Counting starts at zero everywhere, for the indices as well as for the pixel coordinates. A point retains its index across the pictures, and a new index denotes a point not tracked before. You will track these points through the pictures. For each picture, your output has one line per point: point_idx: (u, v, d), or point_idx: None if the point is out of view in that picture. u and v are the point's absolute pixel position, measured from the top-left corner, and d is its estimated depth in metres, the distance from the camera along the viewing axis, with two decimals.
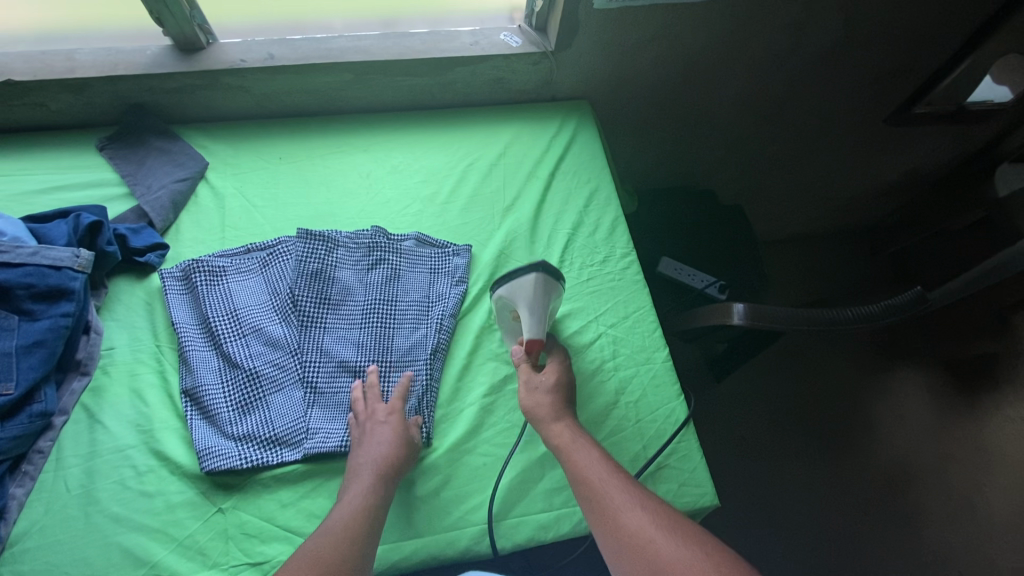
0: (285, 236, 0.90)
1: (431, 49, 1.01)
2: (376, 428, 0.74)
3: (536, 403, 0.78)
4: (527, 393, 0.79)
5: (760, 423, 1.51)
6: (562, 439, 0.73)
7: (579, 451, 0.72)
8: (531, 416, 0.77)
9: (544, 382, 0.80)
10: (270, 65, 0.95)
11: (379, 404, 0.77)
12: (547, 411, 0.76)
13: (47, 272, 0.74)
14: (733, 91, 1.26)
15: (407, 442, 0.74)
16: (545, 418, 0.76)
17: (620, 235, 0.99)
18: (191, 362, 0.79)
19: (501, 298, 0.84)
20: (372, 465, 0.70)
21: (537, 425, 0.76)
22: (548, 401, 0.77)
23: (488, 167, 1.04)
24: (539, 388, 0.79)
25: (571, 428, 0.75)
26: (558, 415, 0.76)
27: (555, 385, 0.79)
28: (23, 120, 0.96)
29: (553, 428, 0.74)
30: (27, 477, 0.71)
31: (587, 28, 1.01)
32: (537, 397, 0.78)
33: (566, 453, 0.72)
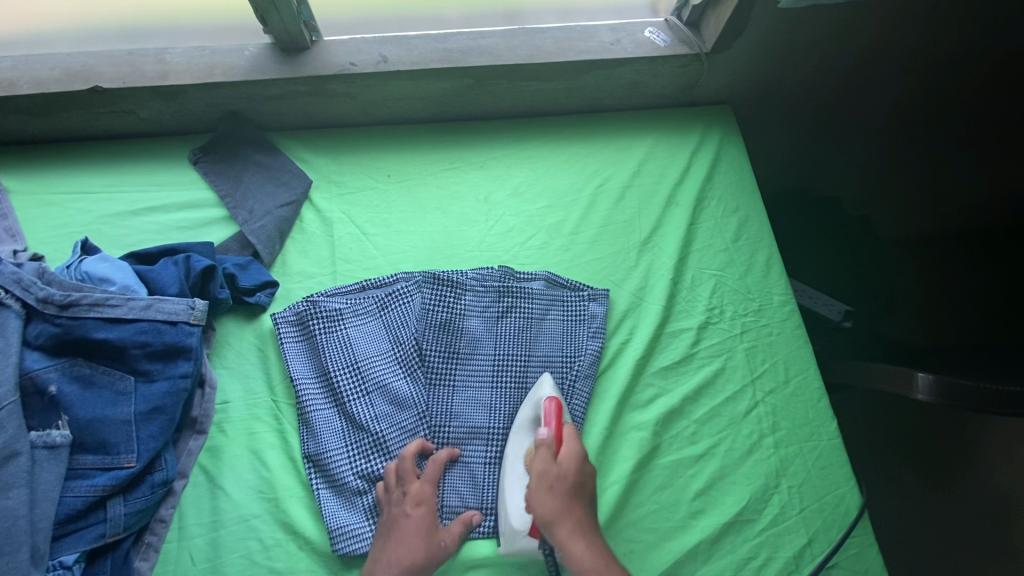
0: (403, 274, 0.80)
1: (567, 50, 0.86)
2: (400, 521, 0.65)
3: (551, 508, 0.62)
4: (538, 494, 0.63)
5: (892, 438, 1.07)
6: (586, 566, 0.59)
7: (594, 563, 0.60)
8: (549, 529, 0.61)
9: (562, 481, 0.63)
10: (384, 70, 0.82)
11: (411, 485, 0.67)
12: (564, 526, 0.61)
13: (162, 328, 0.67)
14: (897, 95, 1.06)
15: (439, 542, 0.65)
16: (563, 535, 0.61)
17: (777, 277, 0.85)
18: (314, 424, 0.71)
19: (517, 418, 0.72)
20: (391, 566, 0.62)
21: (556, 539, 0.61)
22: (567, 510, 0.62)
23: (621, 189, 0.89)
24: (553, 487, 0.63)
25: (596, 549, 0.61)
26: (580, 528, 0.61)
27: (573, 485, 0.63)
28: (110, 128, 0.86)
29: (574, 551, 0.60)
30: (151, 549, 0.64)
31: (753, 30, 0.85)
32: (552, 505, 0.62)
33: (578, 567, 0.60)
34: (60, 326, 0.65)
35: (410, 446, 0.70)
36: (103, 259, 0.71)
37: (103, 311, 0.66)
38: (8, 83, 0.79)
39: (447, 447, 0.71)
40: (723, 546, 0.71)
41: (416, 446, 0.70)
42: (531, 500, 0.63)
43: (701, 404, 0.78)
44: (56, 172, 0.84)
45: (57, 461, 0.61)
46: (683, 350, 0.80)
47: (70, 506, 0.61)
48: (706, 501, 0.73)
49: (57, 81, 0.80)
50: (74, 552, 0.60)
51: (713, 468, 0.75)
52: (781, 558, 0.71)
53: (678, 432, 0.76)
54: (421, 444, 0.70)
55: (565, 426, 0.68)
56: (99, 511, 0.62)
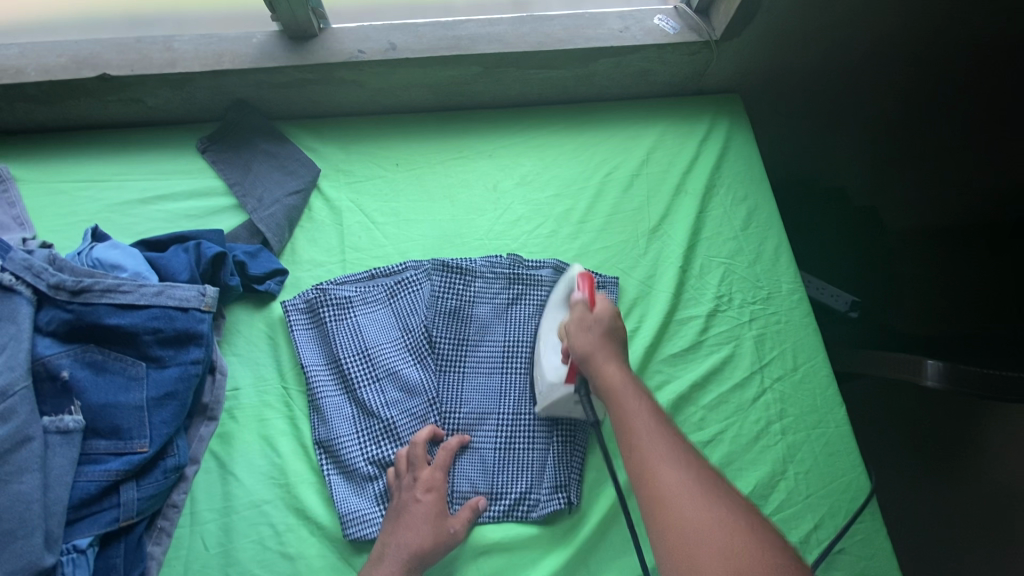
0: (413, 262, 0.80)
1: (576, 37, 0.86)
2: (410, 506, 0.65)
3: (586, 342, 0.64)
4: (575, 332, 0.65)
5: (892, 423, 1.07)
6: (614, 382, 0.59)
7: (627, 396, 0.58)
8: (583, 360, 0.63)
9: (598, 323, 0.65)
10: (393, 58, 0.82)
11: (421, 471, 0.67)
12: (600, 354, 0.62)
13: (173, 314, 0.67)
14: (905, 83, 1.05)
15: (448, 529, 0.65)
16: (598, 359, 0.62)
17: (786, 265, 0.85)
18: (325, 411, 0.71)
19: (550, 297, 0.76)
20: (399, 550, 0.62)
21: (590, 364, 0.62)
22: (601, 344, 0.63)
23: (629, 177, 0.89)
24: (589, 328, 0.65)
25: (628, 375, 0.60)
26: (614, 358, 0.62)
27: (609, 328, 0.65)
28: (118, 117, 0.86)
29: (606, 370, 0.60)
30: (163, 534, 0.65)
31: (763, 17, 0.86)
32: (587, 338, 0.64)
33: (612, 395, 0.58)
34: (72, 312, 0.65)
35: (422, 432, 0.70)
36: (113, 246, 0.72)
37: (115, 298, 0.66)
38: (15, 71, 0.79)
39: (459, 434, 0.72)
40: None
41: (428, 433, 0.70)
42: (569, 337, 0.66)
43: (709, 391, 0.78)
44: (63, 161, 0.83)
45: (71, 446, 0.61)
46: (692, 337, 0.80)
47: (83, 491, 0.61)
48: None
49: (64, 69, 0.79)
50: (88, 536, 0.61)
51: (721, 455, 0.75)
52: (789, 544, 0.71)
53: (686, 419, 0.76)
54: (432, 431, 0.70)
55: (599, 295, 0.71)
56: (112, 496, 0.62)
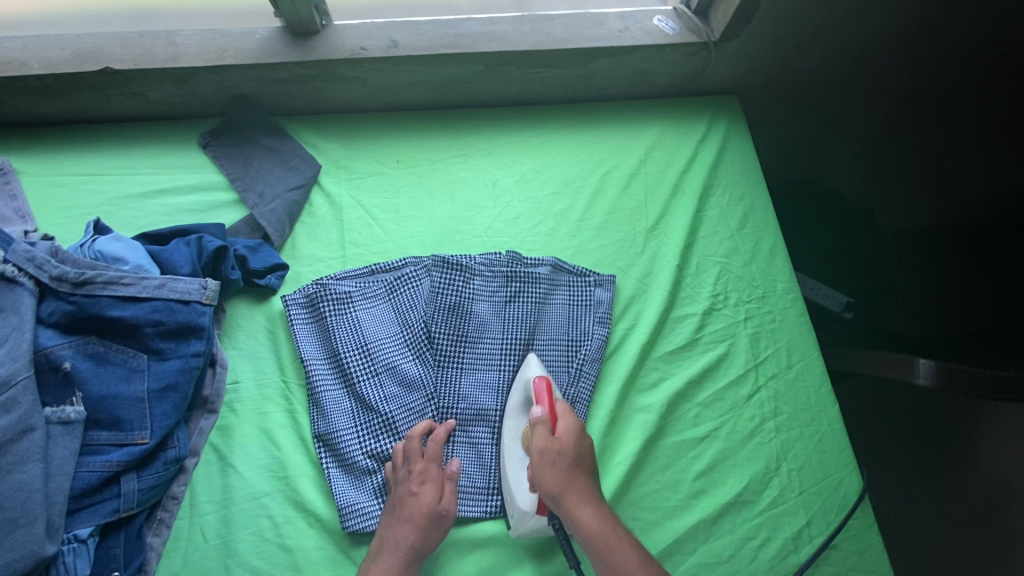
0: (413, 258, 0.80)
1: (576, 37, 0.87)
2: (406, 499, 0.65)
3: (556, 480, 0.64)
4: (543, 468, 0.65)
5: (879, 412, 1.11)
6: (594, 530, 0.62)
7: (609, 544, 0.62)
8: (554, 501, 0.64)
9: (563, 455, 0.65)
10: (394, 55, 0.83)
11: (416, 464, 0.68)
12: (572, 494, 0.64)
13: (175, 307, 0.68)
14: (901, 86, 1.07)
15: (443, 514, 0.66)
16: (571, 503, 0.63)
17: (782, 265, 0.86)
18: (324, 404, 0.72)
19: (510, 403, 0.73)
20: (397, 542, 0.63)
21: (564, 509, 0.63)
22: (572, 478, 0.64)
23: (628, 176, 0.90)
24: (556, 463, 0.65)
25: (602, 515, 0.64)
26: (586, 495, 0.64)
27: (574, 456, 0.66)
28: (120, 110, 0.87)
29: (582, 517, 0.63)
30: (163, 525, 0.65)
31: (763, 18, 0.86)
32: (555, 475, 0.64)
33: (595, 546, 0.62)
34: (74, 304, 0.65)
35: (417, 426, 0.71)
36: (115, 238, 0.72)
37: (117, 290, 0.67)
38: (17, 63, 0.79)
39: (452, 423, 0.72)
40: (724, 525, 0.72)
41: (422, 425, 0.71)
42: (535, 473, 0.65)
43: (704, 388, 0.79)
44: (64, 154, 0.84)
45: (72, 437, 0.62)
46: (688, 335, 0.81)
47: (84, 481, 0.61)
48: (708, 481, 0.74)
49: (67, 62, 0.80)
50: (88, 526, 0.61)
51: (715, 451, 0.76)
52: (781, 539, 0.72)
53: (681, 416, 0.77)
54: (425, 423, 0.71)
55: (557, 405, 0.69)
56: (113, 486, 0.63)
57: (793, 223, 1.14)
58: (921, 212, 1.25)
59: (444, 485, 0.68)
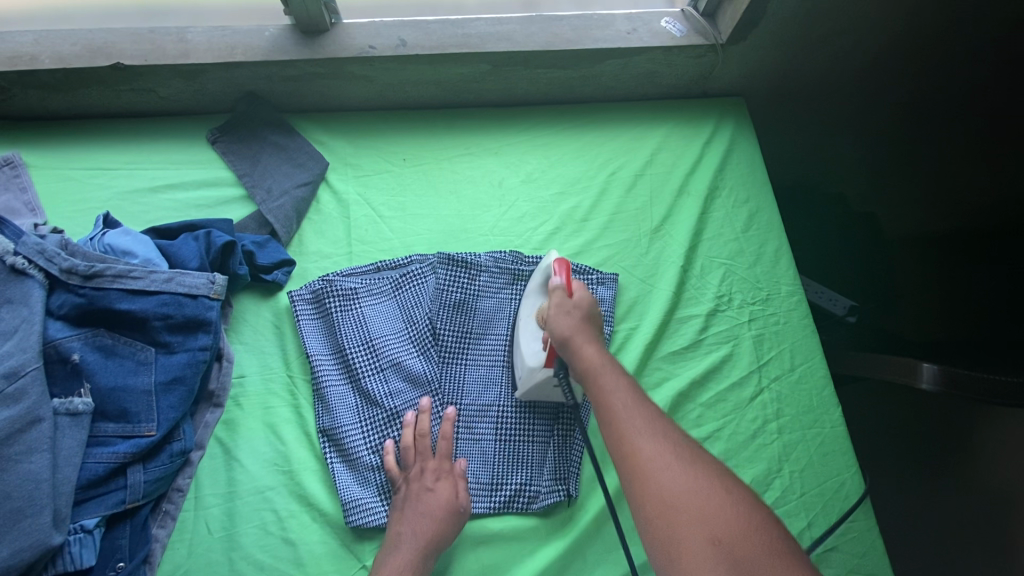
0: (418, 256, 0.81)
1: (584, 38, 0.88)
2: (423, 495, 0.66)
3: (565, 325, 0.64)
4: (556, 316, 0.66)
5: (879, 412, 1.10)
6: (593, 361, 0.59)
7: (607, 375, 0.58)
8: (561, 343, 0.63)
9: (575, 309, 0.66)
10: (402, 54, 0.83)
11: (429, 461, 0.68)
12: (579, 336, 0.63)
13: (183, 301, 0.68)
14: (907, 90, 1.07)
15: (461, 510, 0.66)
16: (577, 342, 0.62)
17: (786, 267, 0.86)
18: (328, 399, 0.72)
19: (529, 286, 0.76)
20: (412, 538, 0.63)
21: (568, 347, 0.62)
22: (580, 326, 0.64)
23: (633, 177, 0.90)
24: (569, 312, 0.65)
25: (605, 355, 0.61)
26: (593, 339, 0.63)
27: (585, 312, 0.66)
28: (130, 105, 0.87)
29: (583, 351, 0.61)
30: (168, 517, 0.66)
31: (770, 20, 0.87)
32: (566, 322, 0.64)
33: (592, 375, 0.58)
34: (84, 297, 0.66)
35: (422, 418, 0.71)
36: (125, 233, 0.73)
37: (127, 284, 0.67)
38: (29, 58, 0.80)
39: (449, 407, 0.73)
40: None
41: (427, 418, 0.71)
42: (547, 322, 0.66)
43: (707, 389, 0.79)
44: (74, 148, 0.84)
45: (79, 428, 0.62)
46: (691, 336, 0.81)
47: (91, 472, 0.62)
48: None
49: (78, 57, 0.80)
50: (94, 517, 0.62)
51: (717, 452, 0.76)
52: None
53: (684, 416, 0.77)
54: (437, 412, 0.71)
55: (576, 280, 0.71)
56: (119, 478, 0.63)
57: (798, 226, 1.14)
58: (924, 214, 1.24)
59: (458, 482, 0.69)
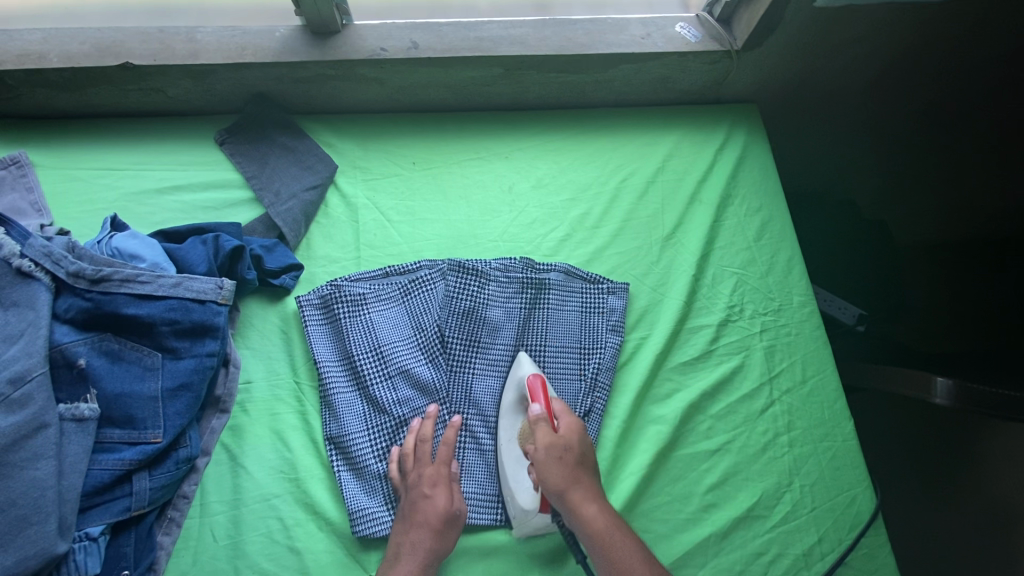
0: (427, 261, 0.80)
1: (598, 42, 0.87)
2: (420, 503, 0.65)
3: (559, 478, 0.65)
4: (547, 465, 0.65)
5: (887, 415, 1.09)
6: (598, 526, 0.63)
7: (614, 542, 0.62)
8: (558, 499, 0.64)
9: (566, 452, 0.66)
10: (414, 56, 0.83)
11: (426, 467, 0.67)
12: (576, 492, 0.64)
13: (190, 306, 0.68)
14: (923, 98, 1.05)
15: (459, 515, 0.66)
16: (575, 498, 0.64)
17: (799, 277, 0.85)
18: (336, 407, 0.71)
19: (503, 401, 0.74)
20: (414, 549, 0.62)
21: (567, 506, 0.64)
22: (575, 476, 0.65)
23: (645, 183, 0.89)
24: (560, 459, 0.66)
25: (606, 512, 0.64)
26: (590, 492, 0.65)
27: (574, 454, 0.66)
28: (138, 105, 0.86)
29: (585, 511, 0.63)
30: (173, 524, 0.65)
31: (787, 27, 0.86)
32: (559, 472, 0.65)
33: (598, 541, 0.62)
34: (90, 301, 0.65)
35: (425, 423, 0.70)
36: (132, 235, 0.72)
37: (134, 288, 0.67)
38: (37, 56, 0.79)
39: (455, 416, 0.72)
40: (734, 540, 0.71)
41: (431, 423, 0.70)
42: (538, 471, 0.66)
43: (718, 401, 0.78)
44: (80, 148, 0.84)
45: (85, 434, 0.62)
46: (702, 346, 0.81)
47: (97, 479, 0.61)
48: (720, 495, 0.73)
49: (87, 56, 0.80)
50: (100, 524, 0.61)
51: (727, 465, 0.75)
52: (792, 555, 0.71)
53: (694, 428, 0.77)
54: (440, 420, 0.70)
55: (554, 402, 0.70)
56: (124, 485, 0.63)
57: (809, 234, 1.13)
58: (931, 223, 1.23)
59: (454, 486, 0.68)
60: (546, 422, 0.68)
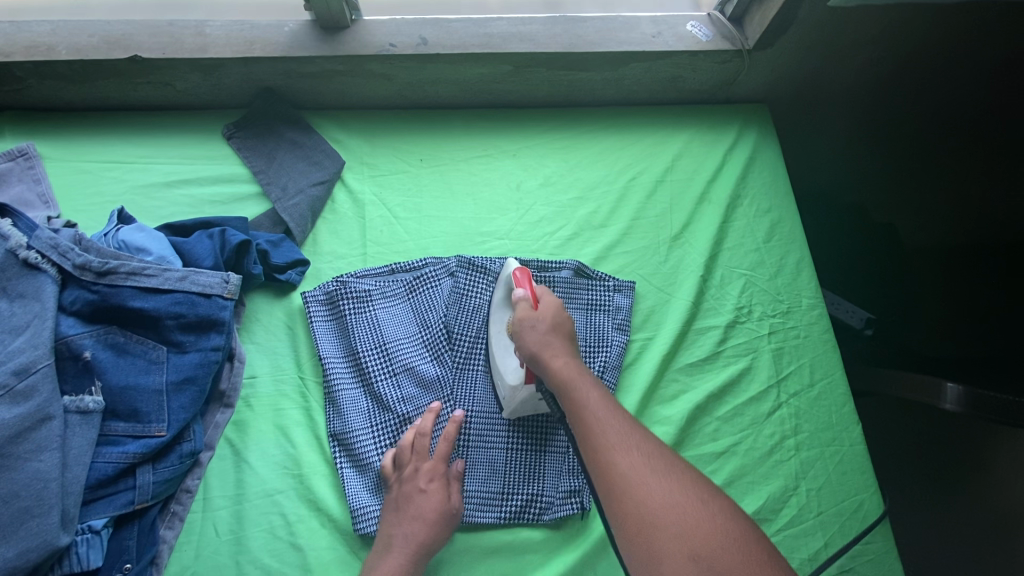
0: (434, 259, 0.79)
1: (608, 40, 0.86)
2: (414, 496, 0.64)
3: (534, 341, 0.64)
4: (524, 331, 0.66)
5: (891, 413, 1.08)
6: (565, 376, 0.60)
7: (580, 389, 0.59)
8: (530, 360, 0.64)
9: (541, 322, 0.66)
10: (424, 52, 0.82)
11: (424, 462, 0.67)
12: (549, 350, 0.63)
13: (196, 300, 0.67)
14: (935, 100, 1.05)
15: (453, 513, 0.65)
16: (546, 356, 0.63)
17: (808, 280, 0.84)
18: (340, 403, 0.71)
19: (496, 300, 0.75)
20: (404, 541, 0.62)
21: (539, 363, 0.63)
22: (551, 340, 0.64)
23: (653, 183, 0.89)
24: (536, 326, 0.66)
25: (576, 367, 0.61)
26: (563, 351, 0.63)
27: (552, 324, 0.66)
28: (146, 98, 0.86)
29: (555, 365, 0.61)
30: (176, 518, 0.65)
31: (800, 27, 0.85)
32: (534, 336, 0.65)
33: (564, 387, 0.59)
34: (97, 294, 0.65)
35: (427, 419, 0.69)
36: (139, 229, 0.72)
37: (140, 281, 0.66)
38: (46, 48, 0.79)
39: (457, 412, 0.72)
40: None
41: (431, 419, 0.69)
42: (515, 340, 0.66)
43: (725, 403, 0.77)
44: (88, 141, 0.84)
45: (89, 427, 0.62)
46: (710, 348, 0.80)
47: (100, 472, 0.61)
48: None
49: (96, 49, 0.79)
50: (103, 518, 0.61)
51: (734, 467, 0.74)
52: (798, 560, 0.70)
53: (700, 430, 0.76)
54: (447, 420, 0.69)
55: (540, 289, 0.71)
56: (128, 478, 0.63)
57: (818, 236, 1.11)
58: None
59: (450, 483, 0.67)
60: (528, 301, 0.69)
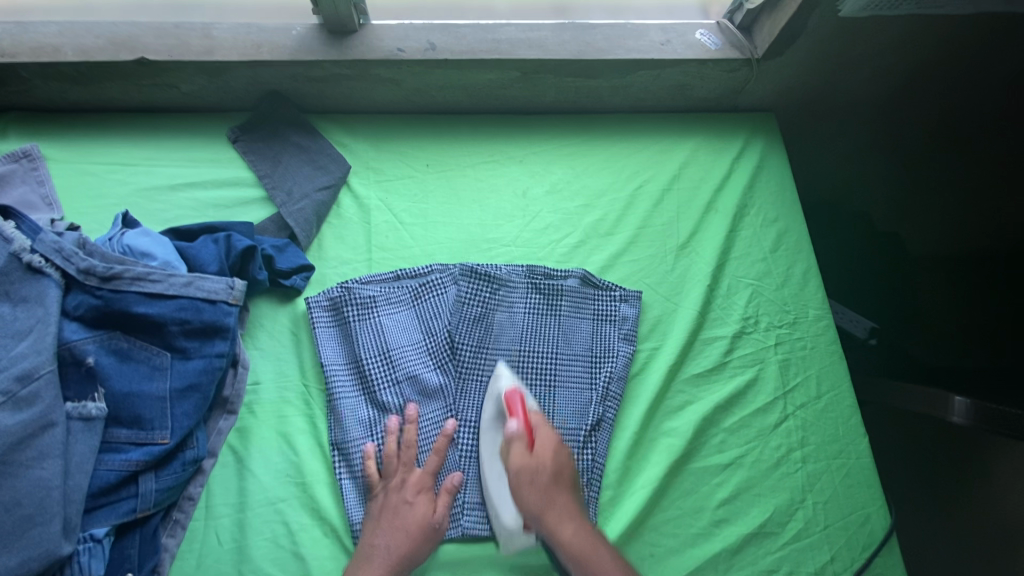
0: (439, 266, 0.79)
1: (617, 47, 0.86)
2: (400, 508, 0.64)
3: (536, 501, 0.64)
4: (526, 487, 0.64)
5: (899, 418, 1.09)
6: (576, 545, 0.62)
7: (594, 559, 0.61)
8: (536, 521, 0.63)
9: (541, 472, 0.65)
10: (432, 57, 0.82)
11: (412, 474, 0.67)
12: (554, 510, 0.63)
13: (201, 306, 0.67)
14: (940, 110, 1.05)
15: (438, 527, 0.65)
16: (553, 520, 0.63)
17: (814, 290, 0.84)
18: (340, 411, 0.70)
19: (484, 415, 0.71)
20: (386, 552, 0.62)
21: (545, 526, 0.63)
22: (554, 494, 0.64)
23: (660, 191, 0.88)
24: (538, 477, 0.65)
25: (584, 528, 0.63)
26: (568, 512, 0.64)
27: (553, 472, 0.65)
28: (152, 100, 0.86)
29: (564, 533, 0.62)
30: (178, 526, 0.64)
31: (809, 37, 0.84)
32: (536, 497, 0.64)
33: (575, 561, 0.61)
34: (101, 299, 0.65)
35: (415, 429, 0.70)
36: (145, 233, 0.72)
37: (145, 287, 0.66)
38: (52, 49, 0.79)
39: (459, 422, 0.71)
40: (745, 556, 0.70)
41: (414, 430, 0.69)
42: (516, 493, 0.65)
43: (731, 414, 0.77)
44: (92, 142, 0.83)
45: (92, 434, 0.61)
46: (716, 358, 0.79)
47: (103, 479, 0.61)
48: (731, 510, 0.72)
49: (102, 51, 0.79)
50: (104, 526, 0.60)
51: (739, 479, 0.74)
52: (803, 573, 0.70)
53: (706, 441, 0.75)
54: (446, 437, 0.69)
55: (531, 416, 0.68)
56: (131, 486, 0.62)
57: (823, 245, 1.11)
58: (943, 236, 1.18)
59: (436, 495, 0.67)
60: (523, 440, 0.66)
